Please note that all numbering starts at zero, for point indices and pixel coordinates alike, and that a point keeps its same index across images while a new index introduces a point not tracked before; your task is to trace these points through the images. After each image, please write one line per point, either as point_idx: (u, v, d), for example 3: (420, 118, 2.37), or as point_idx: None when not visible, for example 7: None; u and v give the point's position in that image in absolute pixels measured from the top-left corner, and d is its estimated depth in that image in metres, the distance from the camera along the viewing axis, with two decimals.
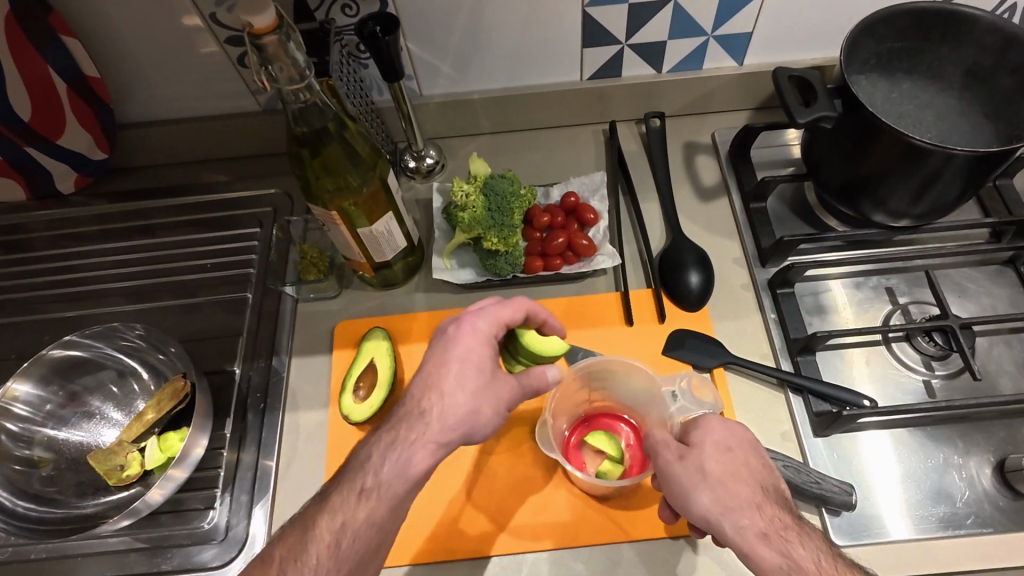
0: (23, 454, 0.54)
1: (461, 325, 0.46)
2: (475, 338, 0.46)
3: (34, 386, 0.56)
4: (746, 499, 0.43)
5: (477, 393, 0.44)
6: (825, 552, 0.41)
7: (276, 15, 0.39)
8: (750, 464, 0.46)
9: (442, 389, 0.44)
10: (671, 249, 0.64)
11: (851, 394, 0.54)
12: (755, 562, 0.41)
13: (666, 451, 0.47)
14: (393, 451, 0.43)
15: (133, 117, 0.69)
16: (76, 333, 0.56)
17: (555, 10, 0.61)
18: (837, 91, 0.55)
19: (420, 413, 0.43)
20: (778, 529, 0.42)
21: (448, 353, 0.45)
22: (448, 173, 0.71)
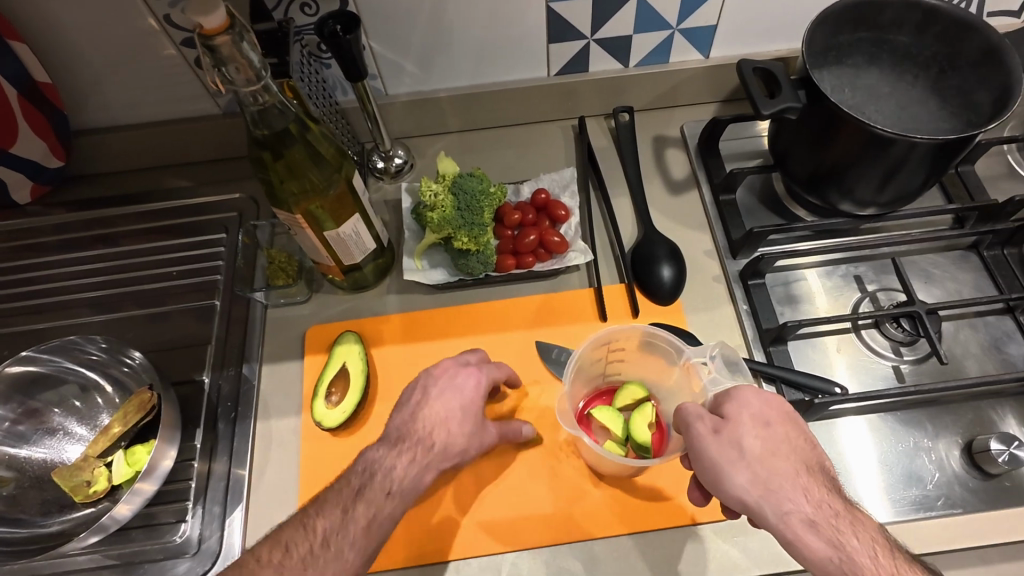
0: None
1: (469, 375, 0.51)
2: (479, 388, 0.50)
3: None
4: (788, 481, 0.43)
5: (468, 433, 0.48)
6: (874, 537, 0.41)
7: (228, 15, 0.38)
8: (789, 441, 0.45)
9: (454, 427, 0.48)
10: (643, 243, 0.64)
11: (823, 383, 0.54)
12: (800, 550, 0.40)
13: (700, 424, 0.46)
14: (413, 464, 0.45)
15: (89, 123, 0.67)
16: (35, 348, 0.55)
17: (518, 6, 0.60)
18: (801, 82, 0.55)
19: (427, 439, 0.47)
20: (826, 517, 0.41)
21: (462, 399, 0.49)
22: (417, 173, 0.70)
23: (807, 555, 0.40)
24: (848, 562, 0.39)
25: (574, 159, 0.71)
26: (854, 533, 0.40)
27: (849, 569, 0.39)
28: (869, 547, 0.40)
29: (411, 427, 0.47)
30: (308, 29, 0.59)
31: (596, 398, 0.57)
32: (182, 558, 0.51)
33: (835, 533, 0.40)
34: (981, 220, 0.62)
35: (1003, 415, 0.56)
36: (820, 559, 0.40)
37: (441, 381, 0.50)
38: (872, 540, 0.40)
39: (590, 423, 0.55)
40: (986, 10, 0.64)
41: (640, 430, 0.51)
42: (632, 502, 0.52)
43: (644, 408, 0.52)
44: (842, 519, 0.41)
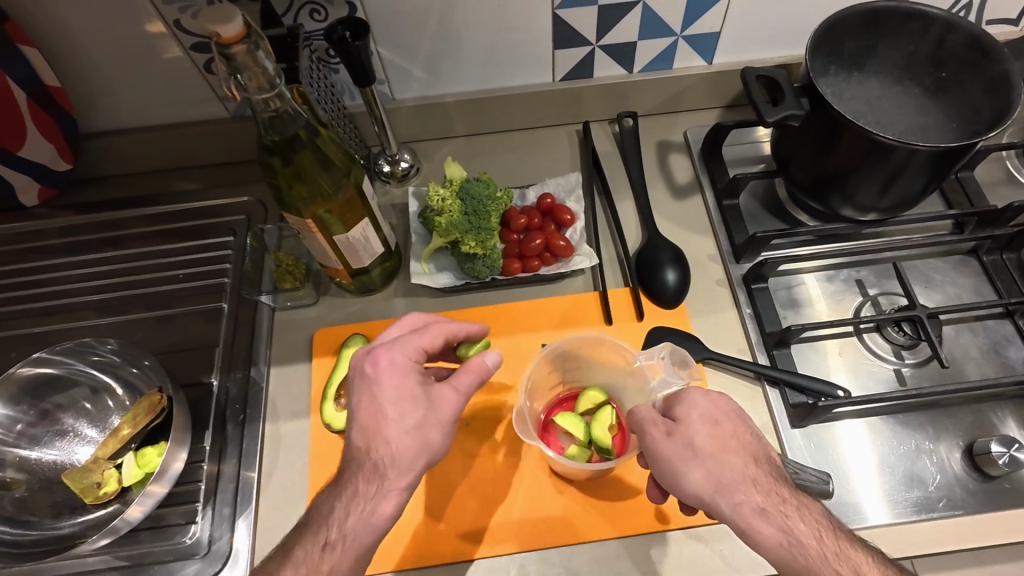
0: None
1: (379, 364, 0.45)
2: (396, 370, 0.45)
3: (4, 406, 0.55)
4: (740, 474, 0.44)
5: (418, 421, 0.44)
6: (813, 521, 0.44)
7: (244, 24, 0.39)
8: (737, 435, 0.46)
9: (389, 435, 0.43)
10: (647, 248, 0.64)
11: (826, 386, 0.55)
12: (754, 539, 0.42)
13: (653, 428, 0.46)
14: (354, 505, 0.43)
15: (98, 127, 0.68)
16: (47, 351, 0.55)
17: (525, 13, 0.61)
18: (804, 89, 0.56)
19: (372, 464, 0.43)
20: (776, 504, 0.43)
21: (381, 395, 0.44)
22: (423, 176, 0.71)
23: (762, 545, 0.42)
24: (798, 546, 0.42)
25: (580, 164, 0.72)
26: (801, 519, 0.43)
27: (800, 553, 0.41)
28: (816, 533, 0.43)
29: (351, 453, 0.44)
30: (317, 35, 0.60)
31: (556, 407, 0.58)
32: (193, 559, 0.52)
33: (786, 521, 0.43)
34: (981, 225, 0.63)
35: (1003, 418, 0.57)
36: (773, 547, 0.42)
37: (356, 379, 0.45)
38: (816, 525, 0.43)
39: (553, 433, 0.56)
40: (986, 18, 0.65)
41: (601, 432, 0.53)
42: (642, 503, 0.53)
43: (604, 412, 0.54)
44: (789, 507, 0.44)
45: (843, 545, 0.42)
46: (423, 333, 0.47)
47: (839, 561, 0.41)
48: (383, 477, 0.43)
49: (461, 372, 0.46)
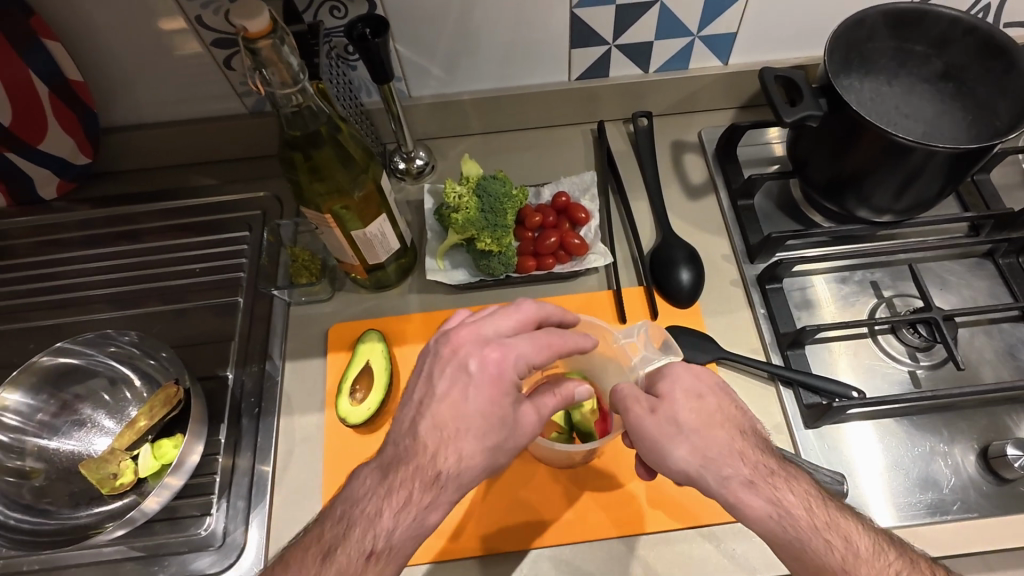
0: (14, 466, 0.53)
1: (486, 365, 0.43)
2: (497, 381, 0.43)
3: (25, 395, 0.55)
4: (724, 448, 0.45)
5: (495, 441, 0.43)
6: (801, 489, 0.44)
7: (271, 19, 0.39)
8: (721, 409, 0.47)
9: (466, 446, 0.42)
10: (661, 247, 0.64)
11: (840, 386, 0.55)
12: (743, 511, 0.43)
13: (636, 407, 0.46)
14: (406, 513, 0.41)
15: (117, 121, 0.68)
16: (69, 342, 0.56)
17: (544, 12, 0.61)
18: (822, 90, 0.56)
19: (436, 473, 0.41)
20: (763, 477, 0.44)
21: (470, 403, 0.42)
22: (438, 174, 0.71)
23: (752, 517, 0.43)
24: (787, 517, 0.43)
25: (595, 163, 0.72)
26: (787, 487, 0.44)
27: (788, 524, 0.42)
28: (803, 502, 0.43)
29: (412, 451, 0.42)
30: (336, 31, 0.60)
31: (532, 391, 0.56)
32: (206, 551, 0.52)
33: (773, 492, 0.44)
34: (997, 228, 0.63)
35: (1019, 421, 0.56)
36: (762, 519, 0.43)
37: (450, 372, 0.43)
38: (804, 494, 0.44)
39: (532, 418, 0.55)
40: (1004, 20, 0.65)
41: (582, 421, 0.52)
42: (656, 500, 0.53)
43: (583, 397, 0.54)
44: (774, 476, 0.44)
45: (830, 511, 0.43)
46: (541, 338, 0.46)
47: (826, 528, 0.42)
48: (438, 487, 0.41)
49: (550, 396, 0.46)
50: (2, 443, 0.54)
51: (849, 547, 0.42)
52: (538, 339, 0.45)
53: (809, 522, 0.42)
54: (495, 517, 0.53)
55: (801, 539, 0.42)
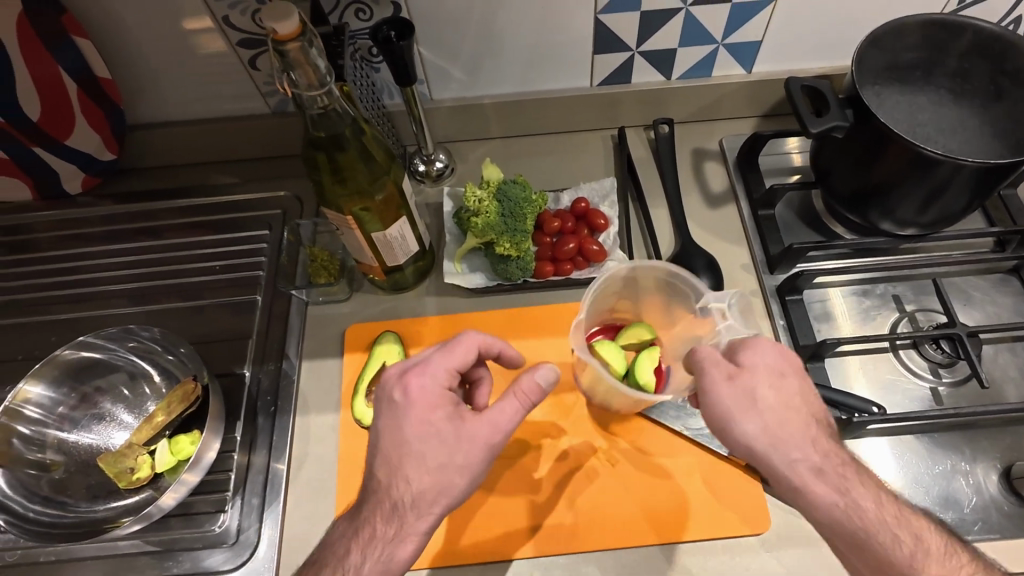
0: (35, 458, 0.54)
1: (407, 392, 0.44)
2: (426, 401, 0.44)
3: (46, 388, 0.56)
4: (799, 432, 0.43)
5: (445, 457, 0.42)
6: (873, 484, 0.43)
7: (300, 22, 0.39)
8: (801, 392, 0.45)
9: (410, 474, 0.42)
10: (681, 255, 0.64)
11: (859, 401, 0.54)
12: (808, 497, 0.42)
13: (715, 370, 0.45)
14: (374, 548, 0.42)
15: (142, 119, 0.69)
16: (91, 336, 0.56)
17: (568, 17, 0.61)
18: (849, 100, 0.55)
19: (392, 505, 0.42)
20: (835, 466, 0.43)
21: (406, 428, 0.43)
22: (458, 177, 0.71)
23: (819, 504, 0.42)
24: (853, 508, 0.42)
25: (614, 169, 0.71)
26: (861, 481, 0.43)
27: (853, 516, 0.41)
28: (876, 496, 0.43)
29: (372, 487, 0.43)
30: (361, 33, 0.61)
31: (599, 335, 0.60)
32: (220, 547, 0.53)
33: (847, 482, 0.43)
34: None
35: None
36: (826, 507, 0.42)
37: (384, 407, 0.45)
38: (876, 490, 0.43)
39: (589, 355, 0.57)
40: None
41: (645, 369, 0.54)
42: (668, 511, 0.53)
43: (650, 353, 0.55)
44: (848, 467, 0.43)
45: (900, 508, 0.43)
46: (451, 352, 0.46)
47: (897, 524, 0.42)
48: (407, 514, 0.42)
49: (509, 397, 0.44)
50: (24, 435, 0.54)
51: (917, 547, 0.41)
52: (453, 357, 0.46)
53: (882, 517, 0.42)
54: (502, 521, 0.53)
55: (872, 532, 0.41)
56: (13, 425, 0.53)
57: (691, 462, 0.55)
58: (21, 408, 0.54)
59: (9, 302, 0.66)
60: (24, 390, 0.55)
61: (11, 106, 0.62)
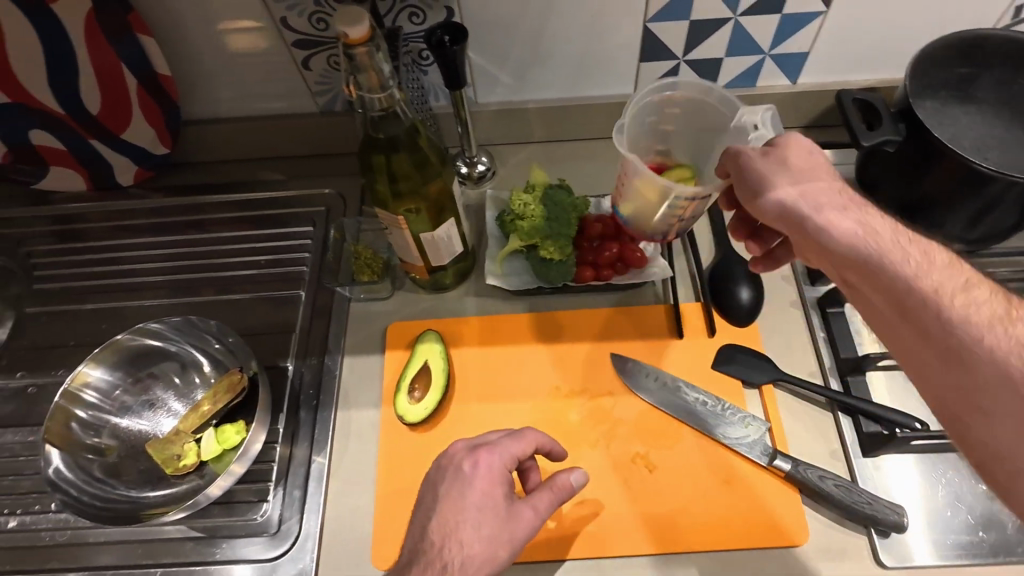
0: (92, 442, 0.55)
1: (477, 463, 0.47)
2: (491, 476, 0.47)
3: (104, 372, 0.58)
4: (828, 188, 0.46)
5: (494, 534, 0.45)
6: (964, 277, 0.40)
7: (370, 28, 0.40)
8: (829, 165, 0.48)
9: (465, 537, 0.44)
10: (721, 263, 0.64)
11: (901, 416, 0.54)
12: (831, 234, 0.43)
13: (751, 151, 0.48)
14: None
15: (193, 115, 0.71)
16: (155, 324, 0.58)
17: (617, 25, 0.62)
18: (901, 115, 0.55)
19: (442, 566, 0.43)
20: (860, 206, 0.45)
21: (468, 496, 0.46)
22: (499, 180, 0.72)
23: (841, 233, 0.43)
24: (872, 233, 0.43)
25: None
26: (965, 291, 0.39)
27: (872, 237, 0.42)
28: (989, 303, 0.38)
29: (423, 547, 0.44)
30: (413, 37, 0.62)
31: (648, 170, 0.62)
32: (260, 536, 0.54)
33: (942, 288, 0.39)
34: None
35: None
36: (848, 237, 0.43)
37: (449, 476, 0.47)
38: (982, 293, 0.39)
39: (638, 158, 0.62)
40: None
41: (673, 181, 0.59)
42: (706, 519, 0.53)
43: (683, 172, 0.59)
44: (949, 273, 0.40)
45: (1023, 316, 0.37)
46: (521, 440, 0.49)
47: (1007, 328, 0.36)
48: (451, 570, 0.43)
49: (544, 491, 0.48)
50: (83, 419, 0.56)
51: (928, 258, 0.40)
52: (520, 446, 0.49)
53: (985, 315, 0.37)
54: (535, 544, 0.53)
55: (951, 305, 0.38)
56: (72, 409, 0.55)
57: (728, 471, 0.55)
58: (80, 392, 0.56)
59: (63, 289, 0.68)
60: (83, 374, 0.57)
61: (74, 100, 0.65)
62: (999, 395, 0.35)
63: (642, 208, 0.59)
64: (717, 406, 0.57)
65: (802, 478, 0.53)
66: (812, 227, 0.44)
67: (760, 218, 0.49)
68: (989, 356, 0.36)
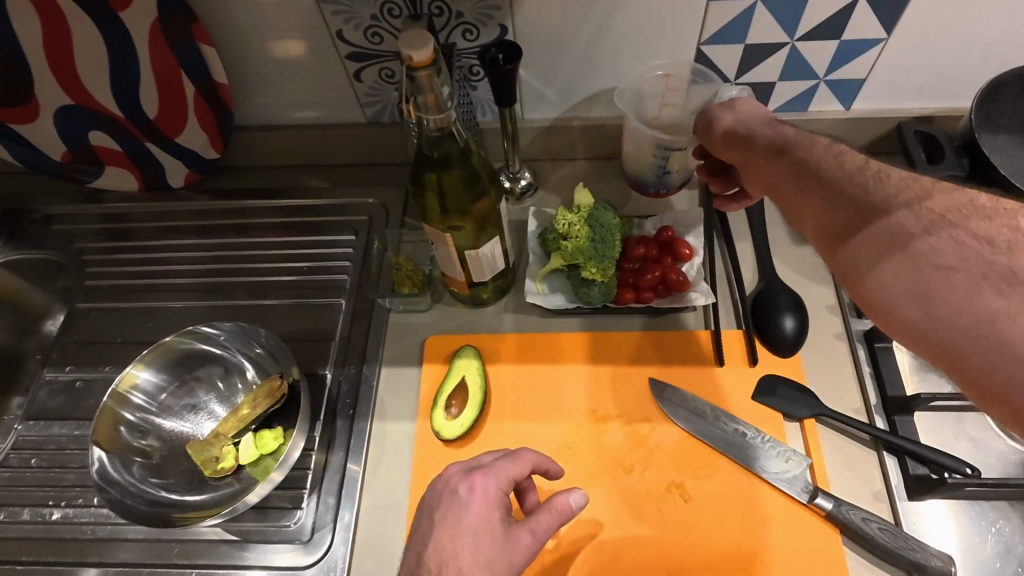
0: (139, 444, 0.57)
1: (472, 487, 0.47)
2: (487, 499, 0.47)
3: (153, 375, 0.59)
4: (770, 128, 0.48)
5: (491, 559, 0.44)
6: (894, 168, 0.39)
7: (433, 51, 0.41)
8: None
9: (462, 563, 0.43)
10: (766, 291, 0.63)
11: (952, 461, 0.51)
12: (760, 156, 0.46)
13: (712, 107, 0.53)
14: None
15: (245, 121, 0.72)
16: (206, 327, 0.59)
17: (670, 47, 0.61)
18: (964, 148, 0.54)
19: None
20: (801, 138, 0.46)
21: (464, 521, 0.45)
22: (541, 196, 0.72)
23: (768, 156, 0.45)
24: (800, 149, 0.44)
25: (699, 199, 0.71)
26: (894, 178, 0.38)
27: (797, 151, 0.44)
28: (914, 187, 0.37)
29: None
30: (466, 53, 0.62)
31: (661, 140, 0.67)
32: (292, 543, 0.54)
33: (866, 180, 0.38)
34: None
35: None
36: (773, 156, 0.45)
37: (445, 501, 0.47)
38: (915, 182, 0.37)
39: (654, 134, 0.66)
40: None
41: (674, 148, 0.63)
42: (741, 554, 0.52)
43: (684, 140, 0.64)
44: (882, 168, 0.39)
45: (951, 194, 0.35)
46: (515, 461, 0.49)
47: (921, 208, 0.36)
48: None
49: (543, 512, 0.47)
50: (131, 421, 0.57)
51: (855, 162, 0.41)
52: (514, 469, 0.49)
53: (896, 193, 0.36)
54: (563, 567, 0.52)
55: (860, 185, 0.38)
56: (120, 412, 0.57)
57: (767, 507, 0.53)
58: (129, 395, 0.58)
59: (113, 286, 0.70)
60: (131, 377, 0.58)
61: (133, 103, 0.67)
62: (897, 259, 0.35)
63: (631, 155, 0.66)
64: (756, 438, 0.56)
65: (844, 519, 0.51)
66: (761, 152, 0.46)
67: (732, 158, 0.50)
68: (886, 223, 0.36)
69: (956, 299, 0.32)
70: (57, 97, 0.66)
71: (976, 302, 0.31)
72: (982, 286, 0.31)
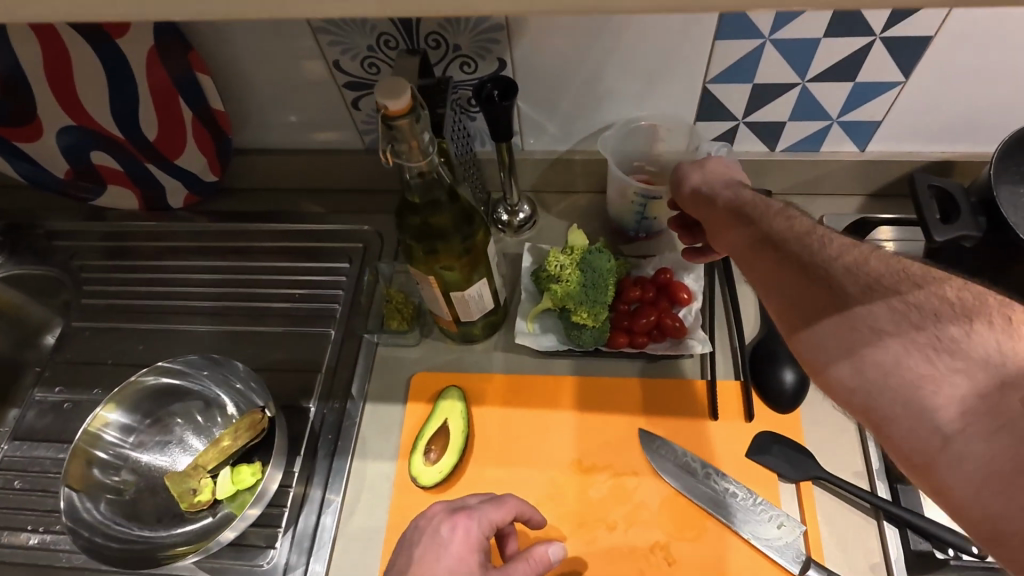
0: (112, 481, 0.57)
1: (454, 526, 0.47)
2: (468, 541, 0.47)
3: (123, 413, 0.59)
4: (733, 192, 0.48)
5: None
6: (839, 231, 0.40)
7: (412, 99, 0.39)
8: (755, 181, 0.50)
9: None
10: (766, 341, 0.60)
11: (958, 538, 0.48)
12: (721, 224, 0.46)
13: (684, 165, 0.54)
14: None
15: (244, 144, 0.71)
16: (169, 362, 0.58)
17: (674, 84, 0.59)
18: (982, 206, 0.51)
19: None
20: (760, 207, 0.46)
21: (445, 559, 0.46)
22: (539, 229, 0.70)
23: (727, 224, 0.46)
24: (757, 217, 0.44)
25: None
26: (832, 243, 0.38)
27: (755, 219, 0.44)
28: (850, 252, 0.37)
29: None
30: (463, 85, 0.61)
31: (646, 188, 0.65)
32: None
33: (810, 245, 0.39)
34: None
35: None
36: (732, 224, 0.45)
37: (427, 539, 0.47)
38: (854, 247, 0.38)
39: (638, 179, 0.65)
40: None
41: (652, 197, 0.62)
42: None
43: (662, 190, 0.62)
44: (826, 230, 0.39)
45: (887, 259, 0.36)
46: (500, 506, 0.49)
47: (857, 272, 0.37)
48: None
49: (520, 560, 0.46)
50: (104, 458, 0.57)
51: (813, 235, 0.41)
52: (498, 514, 0.49)
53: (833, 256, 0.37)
54: None
55: (804, 246, 0.39)
56: (92, 451, 0.56)
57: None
58: (101, 432, 0.57)
59: (109, 306, 0.70)
60: (103, 415, 0.57)
61: (134, 126, 0.67)
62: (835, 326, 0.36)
63: (614, 202, 0.65)
64: (748, 499, 0.53)
65: None
66: (723, 219, 0.46)
67: (698, 217, 0.51)
68: (824, 284, 0.36)
69: (887, 364, 0.33)
70: (59, 118, 0.66)
71: (903, 369, 0.32)
72: (911, 354, 0.32)
